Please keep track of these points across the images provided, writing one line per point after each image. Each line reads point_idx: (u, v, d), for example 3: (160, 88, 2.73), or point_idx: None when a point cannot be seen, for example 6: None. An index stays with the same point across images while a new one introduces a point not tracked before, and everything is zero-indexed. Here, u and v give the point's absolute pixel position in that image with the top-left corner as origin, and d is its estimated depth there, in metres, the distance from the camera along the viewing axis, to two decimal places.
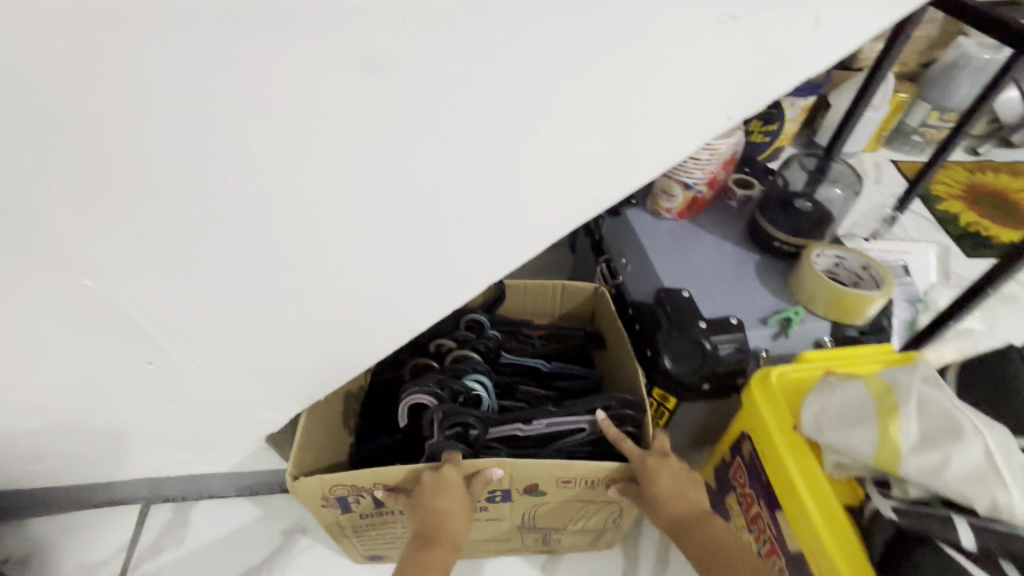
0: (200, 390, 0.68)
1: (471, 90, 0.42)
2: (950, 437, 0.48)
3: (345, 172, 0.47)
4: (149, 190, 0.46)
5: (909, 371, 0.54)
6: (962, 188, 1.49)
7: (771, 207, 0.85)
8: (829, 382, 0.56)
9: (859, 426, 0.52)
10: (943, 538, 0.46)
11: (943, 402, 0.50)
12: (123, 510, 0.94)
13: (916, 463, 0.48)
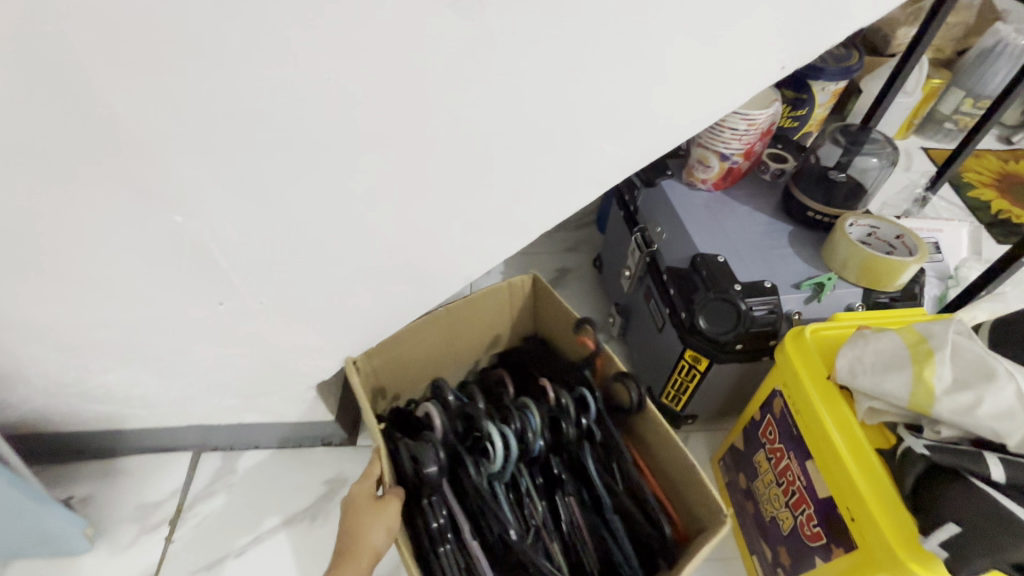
0: (262, 334, 0.73)
1: (545, 40, 0.46)
2: (983, 379, 0.50)
3: (421, 118, 0.50)
4: (242, 131, 0.50)
5: (943, 323, 0.57)
6: (993, 175, 1.48)
7: (805, 179, 0.87)
8: (864, 336, 0.58)
9: (893, 372, 0.54)
10: (974, 472, 0.49)
11: (976, 349, 0.52)
12: (176, 456, 1.00)
13: (952, 403, 0.51)
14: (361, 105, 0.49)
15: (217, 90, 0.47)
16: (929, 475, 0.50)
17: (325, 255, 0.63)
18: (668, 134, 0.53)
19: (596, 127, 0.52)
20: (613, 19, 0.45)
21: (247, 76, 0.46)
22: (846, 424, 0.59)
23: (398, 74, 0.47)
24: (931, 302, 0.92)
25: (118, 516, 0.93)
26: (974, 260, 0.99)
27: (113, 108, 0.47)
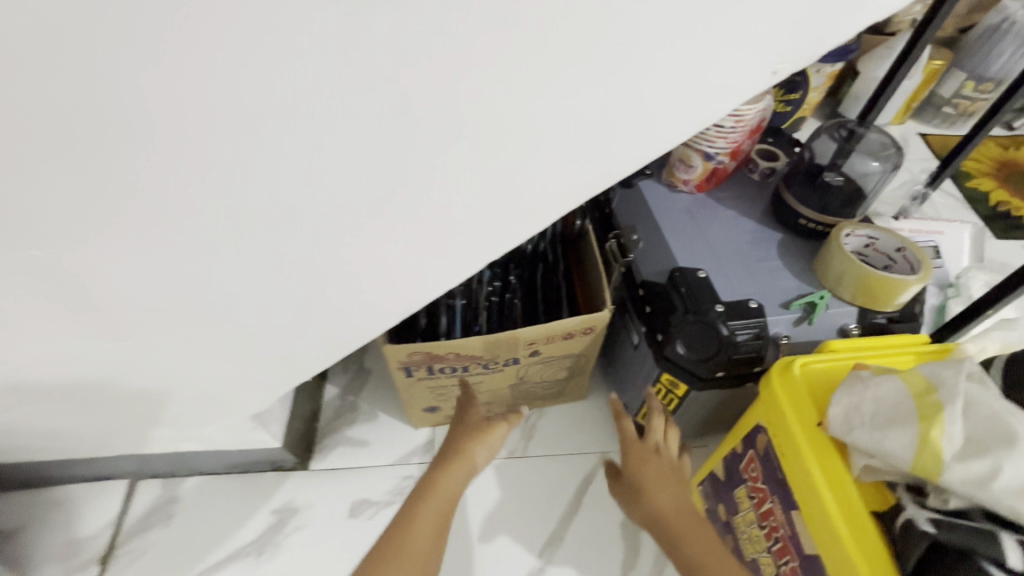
0: (178, 367, 0.64)
1: (475, 40, 0.36)
2: (1001, 444, 0.43)
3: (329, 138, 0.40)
4: (89, 158, 0.39)
5: (953, 366, 0.49)
6: (993, 164, 1.40)
7: (797, 182, 0.78)
8: (862, 378, 0.51)
9: (896, 428, 0.46)
10: (989, 558, 0.42)
11: (992, 405, 0.45)
12: (111, 485, 0.91)
13: (962, 473, 0.43)
14: (251, 127, 0.39)
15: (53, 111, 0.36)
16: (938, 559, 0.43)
17: (236, 291, 0.53)
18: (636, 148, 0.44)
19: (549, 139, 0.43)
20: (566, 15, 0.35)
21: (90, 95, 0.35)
22: (836, 475, 0.52)
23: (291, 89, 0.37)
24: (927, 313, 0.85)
25: (45, 554, 0.85)
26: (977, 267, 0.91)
27: None
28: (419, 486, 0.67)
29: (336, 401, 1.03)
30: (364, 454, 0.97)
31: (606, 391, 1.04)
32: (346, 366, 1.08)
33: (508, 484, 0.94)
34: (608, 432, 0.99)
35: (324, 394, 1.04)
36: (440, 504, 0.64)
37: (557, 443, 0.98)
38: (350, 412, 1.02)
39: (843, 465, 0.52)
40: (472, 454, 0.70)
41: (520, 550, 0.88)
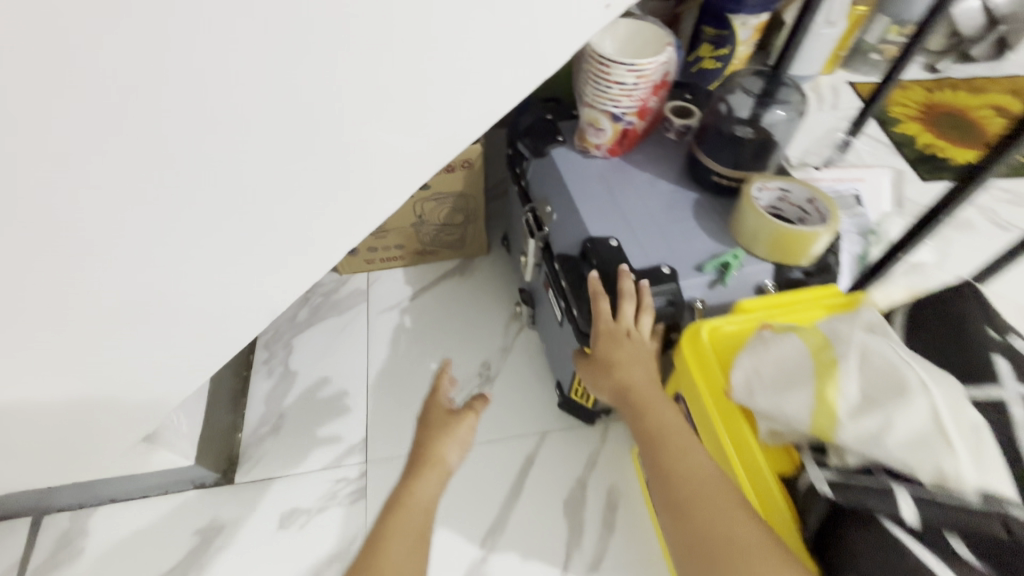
0: (42, 391, 0.58)
1: None
2: (893, 397, 0.41)
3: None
4: None
5: (851, 321, 0.48)
6: (919, 107, 1.49)
7: (707, 137, 0.74)
8: (839, 338, 0.46)
9: (793, 389, 0.45)
10: (885, 513, 0.40)
11: (886, 353, 0.43)
12: (14, 523, 0.84)
13: (986, 474, 0.38)
14: None
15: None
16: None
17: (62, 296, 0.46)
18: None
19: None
20: None
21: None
22: (755, 473, 0.48)
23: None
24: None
25: None
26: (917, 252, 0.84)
27: None
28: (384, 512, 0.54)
29: (261, 408, 0.97)
30: (291, 459, 0.92)
31: (545, 370, 1.01)
32: (270, 370, 1.02)
33: (451, 475, 0.91)
34: (547, 413, 0.96)
35: (248, 402, 0.98)
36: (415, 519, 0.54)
37: (497, 428, 0.95)
38: (276, 418, 0.96)
39: (760, 455, 0.49)
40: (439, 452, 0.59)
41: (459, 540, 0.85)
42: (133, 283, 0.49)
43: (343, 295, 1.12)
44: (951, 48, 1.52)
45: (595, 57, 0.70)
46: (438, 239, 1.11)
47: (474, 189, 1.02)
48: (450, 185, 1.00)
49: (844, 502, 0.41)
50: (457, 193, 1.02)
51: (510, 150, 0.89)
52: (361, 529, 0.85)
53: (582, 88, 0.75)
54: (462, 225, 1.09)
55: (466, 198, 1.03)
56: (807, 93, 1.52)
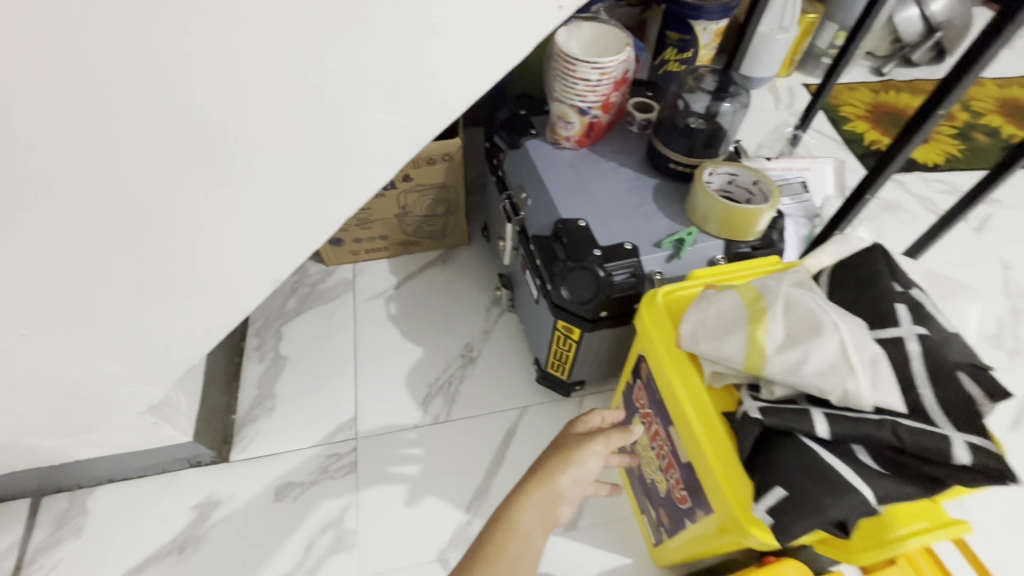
0: (52, 365, 0.62)
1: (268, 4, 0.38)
2: (810, 335, 0.50)
3: (137, 71, 0.39)
4: None
5: (779, 278, 0.57)
6: (866, 107, 1.61)
7: (665, 129, 0.83)
8: (768, 291, 0.54)
9: (731, 334, 0.53)
10: (804, 431, 0.49)
11: (806, 301, 0.52)
12: (12, 505, 0.87)
13: (880, 394, 0.48)
14: (72, 101, 0.40)
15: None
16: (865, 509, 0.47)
17: (83, 266, 0.51)
18: (486, 63, 0.44)
19: (383, 81, 0.44)
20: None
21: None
22: (704, 414, 0.56)
23: (76, 3, 0.36)
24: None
25: None
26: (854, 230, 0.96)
27: None
28: (492, 523, 0.54)
29: (253, 392, 1.02)
30: (284, 439, 0.96)
31: (525, 350, 1.08)
32: (262, 356, 1.07)
33: (438, 448, 0.96)
34: (527, 389, 1.03)
35: (240, 386, 1.02)
36: (518, 545, 0.52)
37: (480, 404, 1.02)
38: (268, 401, 1.01)
39: (708, 399, 0.57)
40: (557, 476, 0.56)
41: (446, 507, 0.91)
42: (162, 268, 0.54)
43: (331, 284, 1.17)
44: (894, 53, 1.66)
45: (563, 56, 0.77)
46: (419, 231, 1.17)
47: (454, 182, 1.09)
48: (432, 178, 1.06)
49: (778, 428, 0.50)
50: (438, 185, 1.08)
51: (487, 144, 0.96)
52: (352, 499, 0.91)
53: (551, 85, 0.83)
54: (444, 217, 1.15)
55: (447, 191, 1.10)
56: (765, 94, 1.63)
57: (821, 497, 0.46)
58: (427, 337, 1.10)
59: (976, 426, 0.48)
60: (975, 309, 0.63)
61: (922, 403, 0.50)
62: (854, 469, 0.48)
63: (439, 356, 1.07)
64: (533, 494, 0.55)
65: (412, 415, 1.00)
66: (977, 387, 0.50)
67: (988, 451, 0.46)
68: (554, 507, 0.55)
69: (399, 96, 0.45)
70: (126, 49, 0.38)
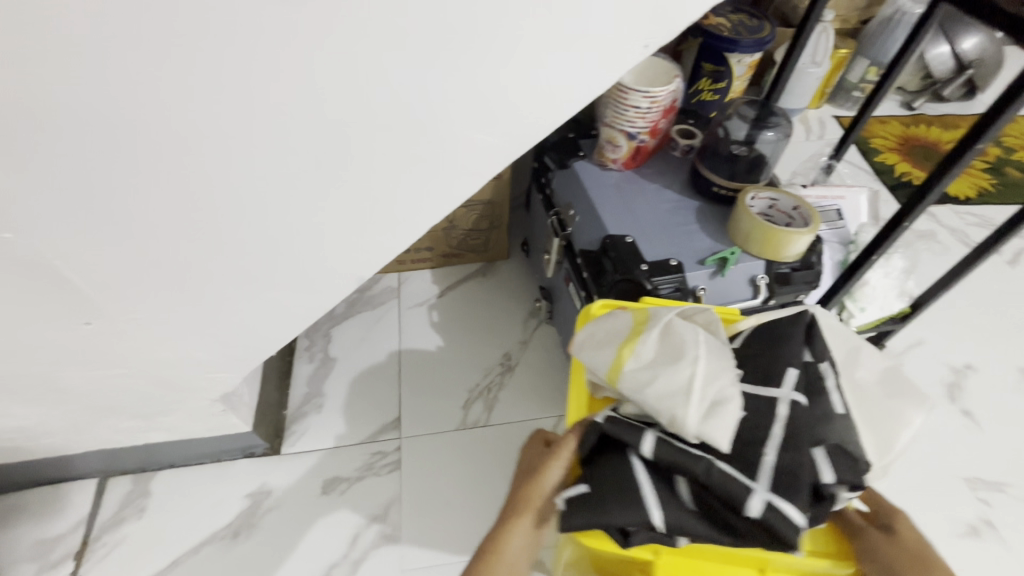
0: (144, 349, 0.68)
1: (389, 36, 0.43)
2: (668, 362, 0.55)
3: (276, 89, 0.45)
4: (81, 145, 0.45)
5: (675, 309, 0.61)
6: (897, 140, 1.64)
7: (708, 155, 0.88)
8: (657, 318, 0.60)
9: (606, 347, 0.59)
10: (633, 449, 0.54)
11: (682, 335, 0.57)
12: (79, 484, 0.93)
13: (705, 428, 0.51)
14: (211, 114, 0.46)
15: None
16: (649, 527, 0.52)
17: (192, 259, 0.57)
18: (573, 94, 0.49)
19: (479, 106, 0.49)
20: (461, 31, 0.44)
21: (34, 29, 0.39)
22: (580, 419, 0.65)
23: (231, 31, 0.41)
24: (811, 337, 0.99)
25: (12, 556, 0.86)
26: (888, 258, 0.99)
27: None
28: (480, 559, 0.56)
29: (304, 389, 1.07)
30: (332, 435, 1.01)
31: (561, 361, 1.12)
32: (312, 355, 1.12)
33: (478, 450, 1.00)
34: (563, 399, 1.07)
35: (292, 384, 1.08)
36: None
37: (518, 411, 1.05)
38: (317, 398, 1.06)
39: (586, 407, 0.65)
40: (535, 503, 0.58)
41: (487, 507, 0.94)
42: (258, 264, 0.60)
43: (377, 291, 1.23)
44: (925, 88, 1.70)
45: (616, 85, 0.83)
46: (463, 244, 1.23)
47: (500, 198, 1.15)
48: (480, 194, 1.12)
49: (614, 437, 0.55)
50: (486, 202, 1.15)
51: (535, 164, 1.02)
52: (395, 495, 0.95)
53: (602, 111, 0.88)
54: (487, 231, 1.21)
55: (492, 207, 1.16)
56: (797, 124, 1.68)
57: (608, 503, 0.52)
58: (469, 345, 1.15)
59: (796, 494, 0.49)
60: (917, 418, 0.54)
61: (761, 461, 0.51)
62: (657, 493, 0.52)
63: (480, 363, 1.12)
64: (516, 526, 0.57)
65: (453, 418, 1.04)
66: (831, 467, 0.51)
67: (783, 516, 0.48)
68: (542, 528, 0.58)
69: (490, 121, 0.50)
70: (271, 70, 0.44)
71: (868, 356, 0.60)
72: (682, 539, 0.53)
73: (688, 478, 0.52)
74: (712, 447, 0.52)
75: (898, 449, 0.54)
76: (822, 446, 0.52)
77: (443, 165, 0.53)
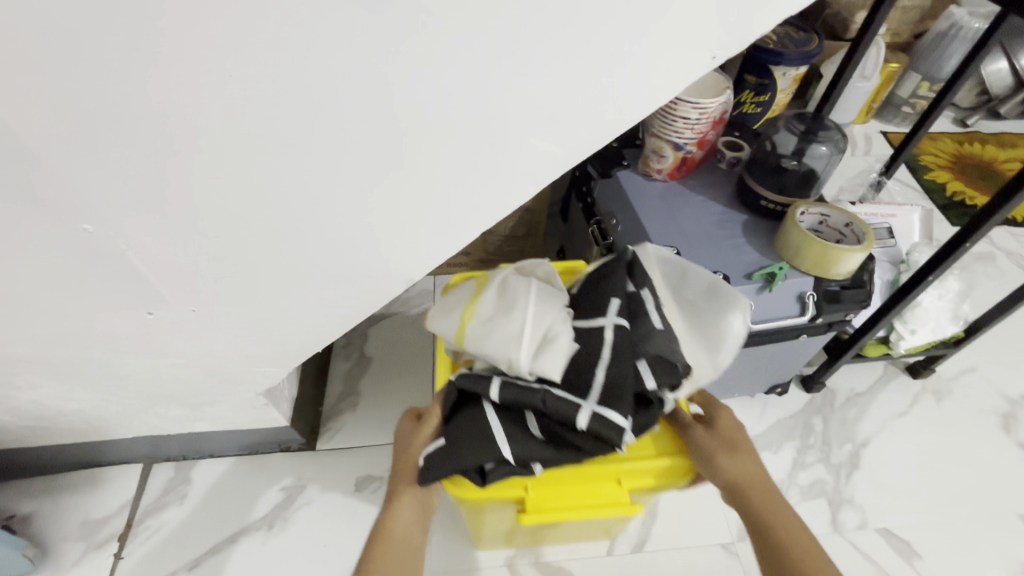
0: (198, 341, 0.70)
1: (459, 45, 0.44)
2: (501, 314, 0.61)
3: (347, 94, 0.46)
4: (160, 143, 0.48)
5: (504, 267, 0.68)
6: (949, 157, 1.58)
7: (757, 168, 0.86)
8: (490, 278, 0.66)
9: (445, 312, 0.65)
10: (485, 397, 0.61)
11: (516, 288, 0.64)
12: (125, 468, 0.96)
13: (537, 364, 0.58)
14: (282, 117, 0.47)
15: (52, 29, 0.39)
16: (505, 462, 0.60)
17: (251, 256, 0.59)
18: (635, 107, 0.50)
19: (540, 115, 0.49)
20: (530, 40, 0.44)
21: (128, 32, 0.40)
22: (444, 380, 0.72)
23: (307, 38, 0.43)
24: (856, 358, 0.99)
25: (62, 534, 0.89)
26: (943, 280, 0.95)
27: (45, 134, 0.46)
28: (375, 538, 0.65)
29: (339, 387, 1.09)
30: (366, 433, 1.03)
31: None
32: (348, 354, 1.14)
33: None
34: None
35: (328, 381, 1.10)
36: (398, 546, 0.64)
37: None
38: (353, 396, 1.08)
39: (450, 368, 0.72)
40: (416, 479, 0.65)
41: None
42: (313, 264, 0.61)
43: (413, 293, 1.25)
44: (980, 105, 1.63)
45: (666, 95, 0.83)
46: (499, 249, 1.24)
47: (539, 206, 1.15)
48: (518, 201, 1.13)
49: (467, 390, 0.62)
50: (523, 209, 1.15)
51: (577, 171, 1.01)
52: None
53: (649, 120, 0.88)
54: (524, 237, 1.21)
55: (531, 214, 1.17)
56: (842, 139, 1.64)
57: (465, 451, 0.60)
58: None
59: (619, 403, 0.57)
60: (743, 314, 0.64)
61: (592, 382, 0.58)
62: (505, 428, 0.60)
63: None
64: (402, 502, 0.66)
65: None
66: (652, 375, 0.60)
67: (605, 422, 0.56)
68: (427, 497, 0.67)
69: (550, 129, 0.50)
70: (344, 75, 0.45)
71: (695, 276, 0.68)
72: (535, 466, 0.60)
73: (535, 414, 0.60)
74: (548, 380, 0.59)
75: (730, 343, 0.64)
76: (642, 358, 0.60)
77: (499, 172, 0.54)
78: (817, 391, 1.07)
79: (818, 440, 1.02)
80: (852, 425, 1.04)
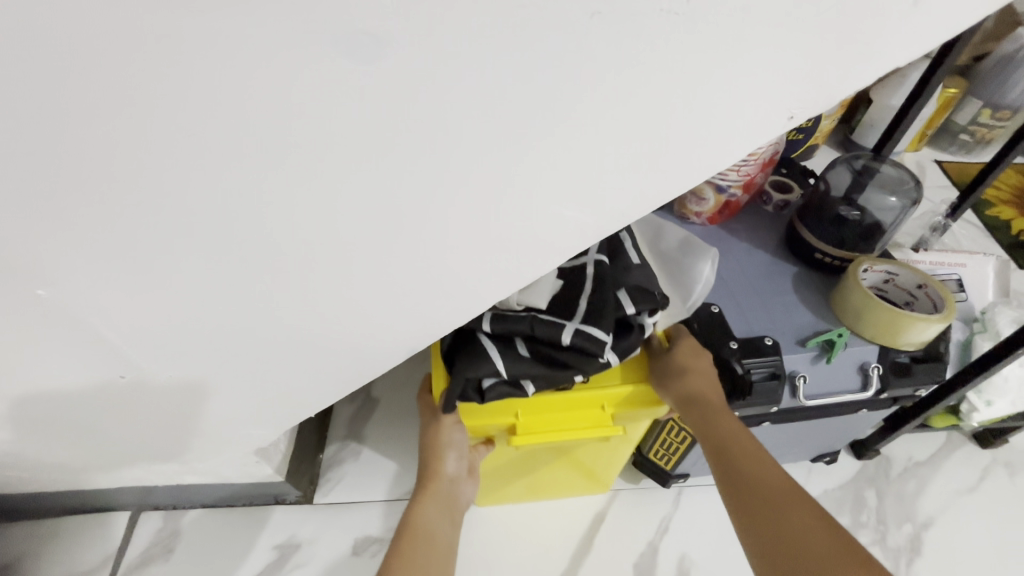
0: (180, 402, 0.63)
1: (474, 101, 0.35)
2: None
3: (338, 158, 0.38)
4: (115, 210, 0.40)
5: None
6: (1013, 192, 1.45)
7: (812, 215, 0.76)
8: None
9: None
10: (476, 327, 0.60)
11: None
12: (112, 516, 0.90)
13: (526, 295, 0.60)
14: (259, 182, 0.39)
15: None
16: (502, 380, 0.59)
17: (232, 323, 0.52)
18: (688, 171, 0.41)
19: (571, 178, 0.41)
20: (562, 95, 0.35)
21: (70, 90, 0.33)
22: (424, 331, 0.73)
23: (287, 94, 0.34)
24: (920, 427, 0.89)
25: None
26: None
27: None
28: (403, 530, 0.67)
29: (342, 432, 1.01)
30: (367, 487, 0.95)
31: None
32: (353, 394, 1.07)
33: (523, 519, 0.91)
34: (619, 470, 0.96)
35: (331, 425, 1.02)
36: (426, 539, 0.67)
37: None
38: (356, 443, 1.00)
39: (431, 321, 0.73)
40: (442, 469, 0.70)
41: None
42: (304, 330, 0.54)
43: None
44: None
45: None
46: None
47: None
48: None
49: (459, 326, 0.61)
50: None
51: None
52: None
53: None
54: None
55: None
56: None
57: (459, 364, 0.59)
58: None
59: (602, 321, 0.59)
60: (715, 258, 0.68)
61: (577, 307, 0.60)
62: (497, 345, 0.59)
63: None
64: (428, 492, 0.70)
65: None
66: (632, 300, 0.61)
67: (591, 338, 0.58)
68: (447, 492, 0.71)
69: (582, 193, 0.42)
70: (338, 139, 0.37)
71: (670, 229, 0.73)
72: (529, 385, 0.60)
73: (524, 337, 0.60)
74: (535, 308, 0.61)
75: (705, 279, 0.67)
76: (622, 289, 0.61)
77: (520, 239, 0.45)
78: (870, 458, 0.96)
79: (872, 518, 0.90)
80: (912, 502, 0.92)
